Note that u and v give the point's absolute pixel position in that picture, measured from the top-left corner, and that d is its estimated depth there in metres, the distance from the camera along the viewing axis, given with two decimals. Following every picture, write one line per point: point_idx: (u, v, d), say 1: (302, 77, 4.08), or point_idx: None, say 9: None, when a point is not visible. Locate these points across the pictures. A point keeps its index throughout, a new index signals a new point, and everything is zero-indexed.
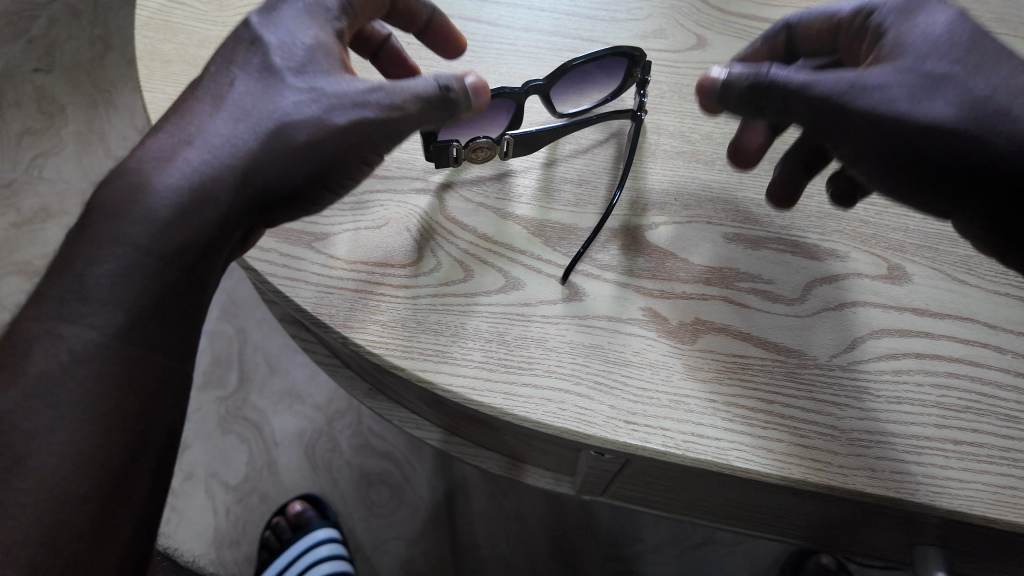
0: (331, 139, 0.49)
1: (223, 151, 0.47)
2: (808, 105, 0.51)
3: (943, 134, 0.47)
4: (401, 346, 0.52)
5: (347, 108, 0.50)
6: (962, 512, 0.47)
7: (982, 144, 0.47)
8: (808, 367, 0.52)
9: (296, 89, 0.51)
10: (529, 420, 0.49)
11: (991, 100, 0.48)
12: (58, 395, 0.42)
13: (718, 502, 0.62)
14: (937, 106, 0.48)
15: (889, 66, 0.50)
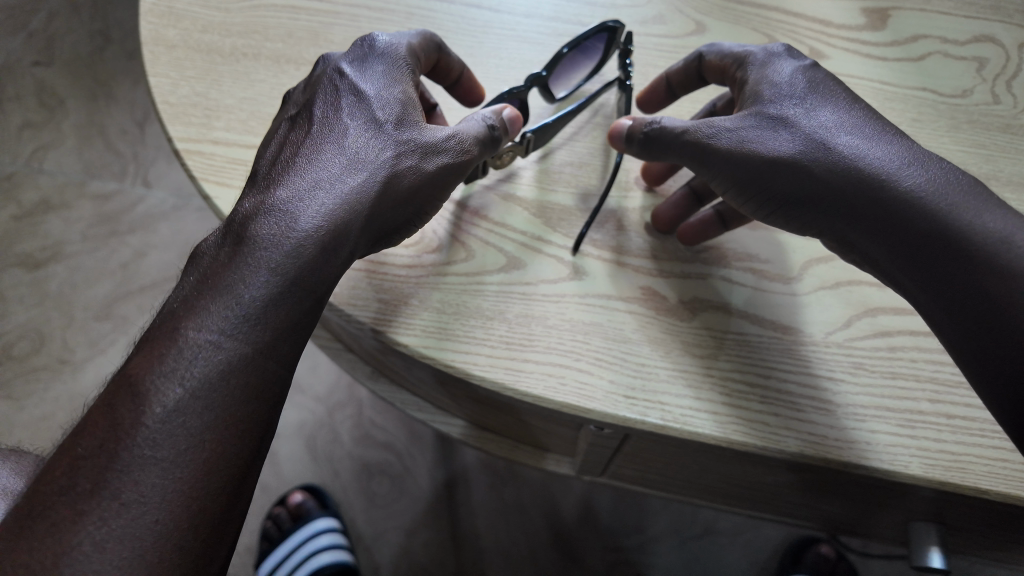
0: (436, 181, 0.50)
1: (343, 190, 0.46)
2: (683, 151, 0.52)
3: (791, 168, 0.49)
4: (403, 323, 0.53)
5: (451, 152, 0.51)
6: (955, 484, 0.47)
7: (828, 174, 0.48)
8: (805, 344, 0.53)
9: (399, 137, 0.50)
10: (530, 395, 0.50)
11: (833, 134, 0.50)
12: (204, 405, 0.39)
13: (717, 480, 0.63)
14: (782, 147, 0.50)
15: (740, 115, 0.52)
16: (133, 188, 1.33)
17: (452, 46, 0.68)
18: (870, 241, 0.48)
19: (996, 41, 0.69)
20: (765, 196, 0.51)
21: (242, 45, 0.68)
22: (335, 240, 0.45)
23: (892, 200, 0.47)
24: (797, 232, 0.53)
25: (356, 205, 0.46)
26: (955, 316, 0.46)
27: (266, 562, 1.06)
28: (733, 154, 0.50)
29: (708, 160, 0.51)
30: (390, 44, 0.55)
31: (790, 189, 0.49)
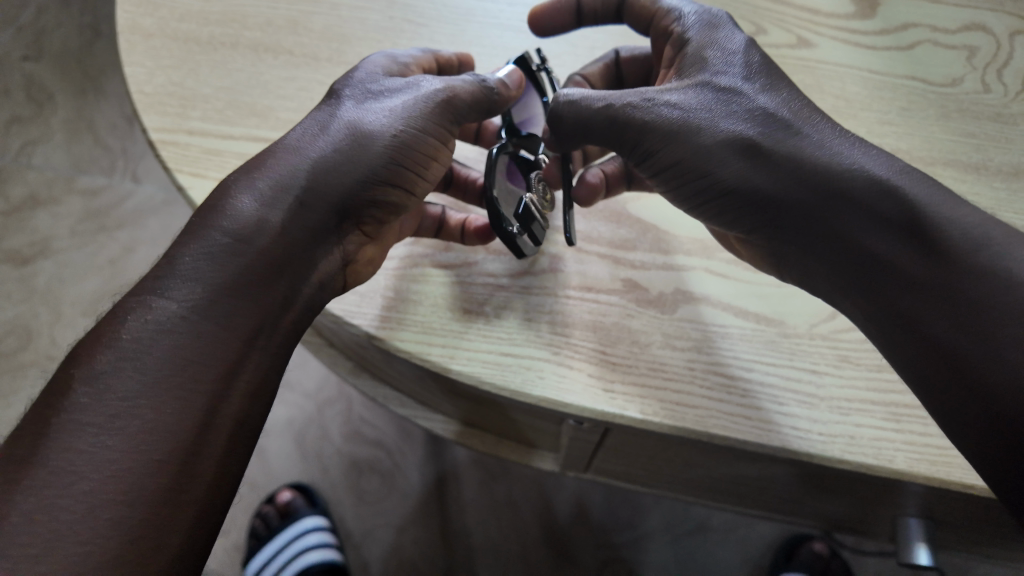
0: (409, 127, 0.48)
1: (300, 149, 0.47)
2: (609, 128, 0.49)
3: (727, 154, 0.46)
4: (379, 316, 0.51)
5: (430, 93, 0.50)
6: (941, 479, 0.46)
7: (766, 160, 0.46)
8: (788, 336, 0.52)
9: (368, 95, 0.50)
10: (507, 389, 0.49)
11: (778, 118, 0.47)
12: (141, 370, 0.38)
13: (701, 475, 0.62)
14: (720, 128, 0.47)
15: (677, 90, 0.49)
16: (121, 183, 1.32)
17: (433, 34, 0.67)
18: (808, 234, 0.46)
19: (987, 29, 0.68)
20: (699, 181, 0.48)
21: (219, 34, 0.66)
22: (281, 199, 0.45)
23: (838, 186, 0.44)
24: (731, 230, 0.50)
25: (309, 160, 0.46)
26: (892, 316, 0.43)
27: (254, 560, 1.05)
28: (671, 128, 0.47)
29: (636, 138, 0.49)
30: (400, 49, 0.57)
31: (724, 175, 0.47)
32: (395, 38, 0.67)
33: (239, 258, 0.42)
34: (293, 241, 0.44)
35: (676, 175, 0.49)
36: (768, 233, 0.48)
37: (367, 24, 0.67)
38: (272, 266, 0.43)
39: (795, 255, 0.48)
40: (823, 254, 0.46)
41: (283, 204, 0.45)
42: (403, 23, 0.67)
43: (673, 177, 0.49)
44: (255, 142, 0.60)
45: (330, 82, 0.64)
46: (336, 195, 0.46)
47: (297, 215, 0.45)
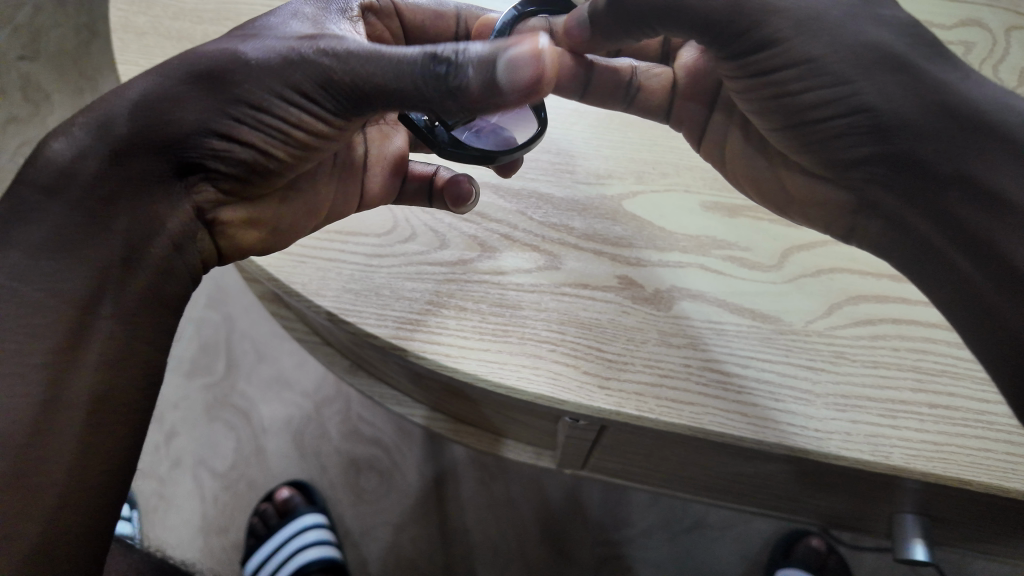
0: (242, 75, 0.43)
1: (145, 86, 0.44)
2: (690, 12, 0.48)
3: (877, 68, 0.46)
4: (375, 315, 0.51)
5: (298, 44, 0.43)
6: (936, 475, 0.46)
7: (907, 80, 0.45)
8: (784, 332, 0.52)
9: (251, 33, 0.46)
10: (501, 386, 0.49)
11: (931, 44, 0.47)
12: None
13: (698, 472, 0.62)
14: (874, 38, 0.46)
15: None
16: None
17: None
18: (920, 155, 0.46)
19: (983, 25, 0.68)
20: (831, 90, 0.47)
21: (213, 32, 0.66)
22: (98, 144, 0.44)
23: (971, 110, 0.44)
24: (845, 148, 0.49)
25: (140, 102, 0.44)
26: (973, 245, 0.44)
27: (253, 557, 1.05)
28: (805, 25, 0.46)
29: (741, 31, 0.48)
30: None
31: (865, 89, 0.46)
32: None
33: (53, 202, 0.43)
34: (117, 193, 0.44)
35: (808, 81, 0.48)
36: (891, 159, 0.47)
37: None
38: (90, 207, 0.43)
39: (896, 180, 0.47)
40: (928, 176, 0.46)
41: (108, 149, 0.44)
42: None
43: (801, 88, 0.48)
44: None
45: None
46: (165, 143, 0.44)
47: (116, 163, 0.44)
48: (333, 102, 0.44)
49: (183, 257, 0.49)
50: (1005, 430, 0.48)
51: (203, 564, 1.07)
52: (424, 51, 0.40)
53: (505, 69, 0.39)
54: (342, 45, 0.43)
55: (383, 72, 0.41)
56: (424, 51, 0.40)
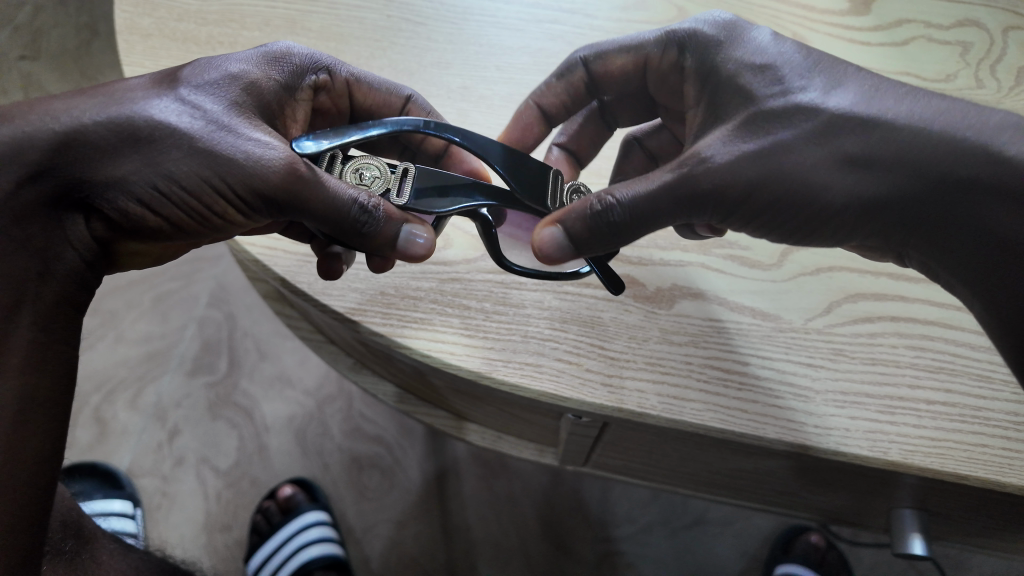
0: (164, 154, 0.44)
1: (69, 123, 0.44)
2: (673, 201, 0.45)
3: (831, 173, 0.45)
4: (379, 314, 0.52)
5: (218, 138, 0.44)
6: (934, 470, 0.47)
7: (864, 169, 0.45)
8: (785, 330, 0.52)
9: (184, 99, 0.45)
10: (506, 384, 0.49)
11: (865, 114, 0.45)
12: None
13: (698, 469, 0.63)
14: (815, 155, 0.45)
15: (740, 136, 0.46)
16: None
17: (430, 33, 0.68)
18: (913, 219, 0.46)
19: (980, 25, 0.69)
20: (801, 222, 0.47)
21: (218, 34, 0.67)
22: (11, 164, 0.43)
23: (929, 166, 0.44)
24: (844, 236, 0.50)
25: (63, 142, 0.44)
26: (988, 269, 0.46)
27: (256, 554, 1.05)
28: (756, 176, 0.45)
29: (716, 199, 0.45)
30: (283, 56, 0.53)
31: (838, 199, 0.45)
32: (392, 37, 0.67)
33: None
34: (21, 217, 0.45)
35: (773, 214, 0.47)
36: (888, 231, 0.47)
37: (366, 23, 0.68)
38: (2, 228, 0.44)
39: (912, 243, 0.48)
40: (921, 229, 0.47)
41: (21, 171, 0.44)
42: (401, 21, 0.68)
43: (772, 218, 0.47)
44: None
45: None
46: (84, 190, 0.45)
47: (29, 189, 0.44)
48: (246, 207, 0.45)
49: (82, 283, 0.49)
50: (1000, 425, 0.49)
51: (206, 560, 1.08)
52: (346, 200, 0.45)
53: (405, 238, 0.46)
54: (264, 155, 0.44)
55: (302, 198, 0.44)
56: (348, 197, 0.45)
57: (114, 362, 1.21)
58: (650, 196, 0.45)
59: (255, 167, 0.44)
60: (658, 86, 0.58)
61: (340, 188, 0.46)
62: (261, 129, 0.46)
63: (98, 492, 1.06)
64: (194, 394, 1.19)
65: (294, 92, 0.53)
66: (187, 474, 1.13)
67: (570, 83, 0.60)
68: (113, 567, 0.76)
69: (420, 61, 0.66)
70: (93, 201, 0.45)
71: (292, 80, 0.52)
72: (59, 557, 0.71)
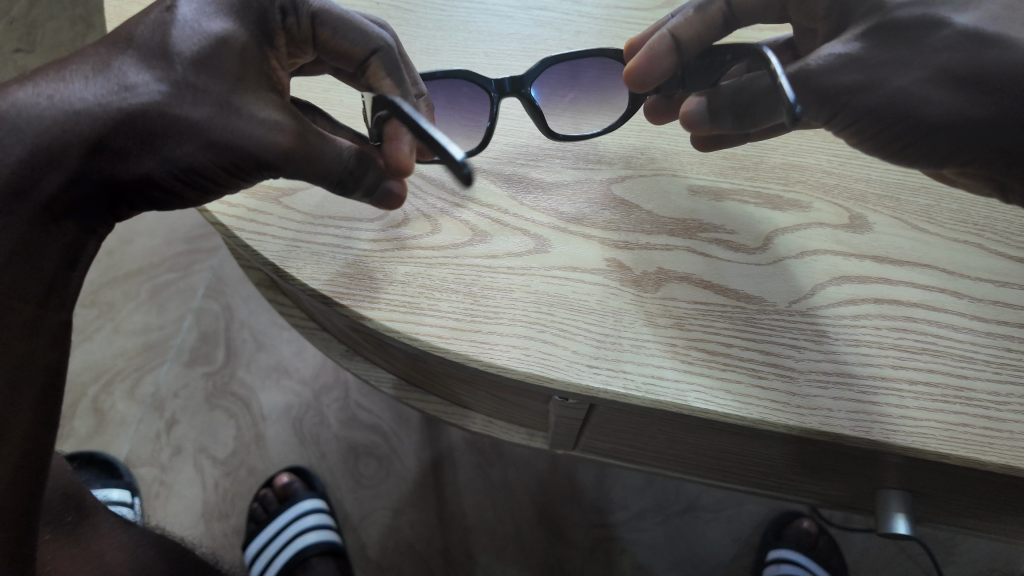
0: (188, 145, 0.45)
1: (86, 120, 0.45)
2: (796, 94, 0.54)
3: (937, 89, 0.52)
4: (368, 297, 0.52)
5: (226, 124, 0.46)
6: (914, 449, 0.48)
7: (975, 83, 0.51)
8: (768, 312, 0.53)
9: (179, 80, 0.46)
10: (492, 365, 0.50)
11: (981, 31, 0.52)
12: None
13: (685, 450, 0.64)
14: (922, 70, 0.52)
15: (864, 41, 0.53)
16: None
17: (419, 20, 0.68)
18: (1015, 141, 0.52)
19: None
20: (904, 127, 0.53)
21: None
22: (50, 171, 0.46)
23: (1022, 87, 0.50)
24: (936, 160, 0.55)
25: (88, 144, 0.45)
26: None
27: (254, 542, 1.06)
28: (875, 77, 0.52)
29: (841, 91, 0.53)
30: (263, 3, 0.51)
31: (932, 110, 0.52)
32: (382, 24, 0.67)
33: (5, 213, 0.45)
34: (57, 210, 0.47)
35: (873, 119, 0.54)
36: (987, 155, 0.53)
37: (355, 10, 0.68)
38: (44, 224, 0.48)
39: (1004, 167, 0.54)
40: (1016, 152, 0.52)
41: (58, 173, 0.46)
42: (390, 9, 0.68)
43: (875, 122, 0.54)
44: None
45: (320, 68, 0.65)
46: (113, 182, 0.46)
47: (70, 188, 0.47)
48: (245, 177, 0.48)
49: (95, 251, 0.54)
50: (981, 405, 0.49)
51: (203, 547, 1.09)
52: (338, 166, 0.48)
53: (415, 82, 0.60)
54: (270, 139, 0.46)
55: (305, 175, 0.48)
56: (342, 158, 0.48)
57: (111, 352, 1.22)
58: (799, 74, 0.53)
59: (270, 144, 0.46)
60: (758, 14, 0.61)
61: (331, 152, 0.48)
62: (257, 100, 0.47)
63: (97, 481, 1.08)
64: (190, 383, 1.20)
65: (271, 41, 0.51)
66: (184, 462, 1.13)
67: (706, 14, 0.62)
68: (111, 539, 0.77)
69: (410, 48, 0.66)
70: (119, 190, 0.48)
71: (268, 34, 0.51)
72: (51, 526, 0.74)
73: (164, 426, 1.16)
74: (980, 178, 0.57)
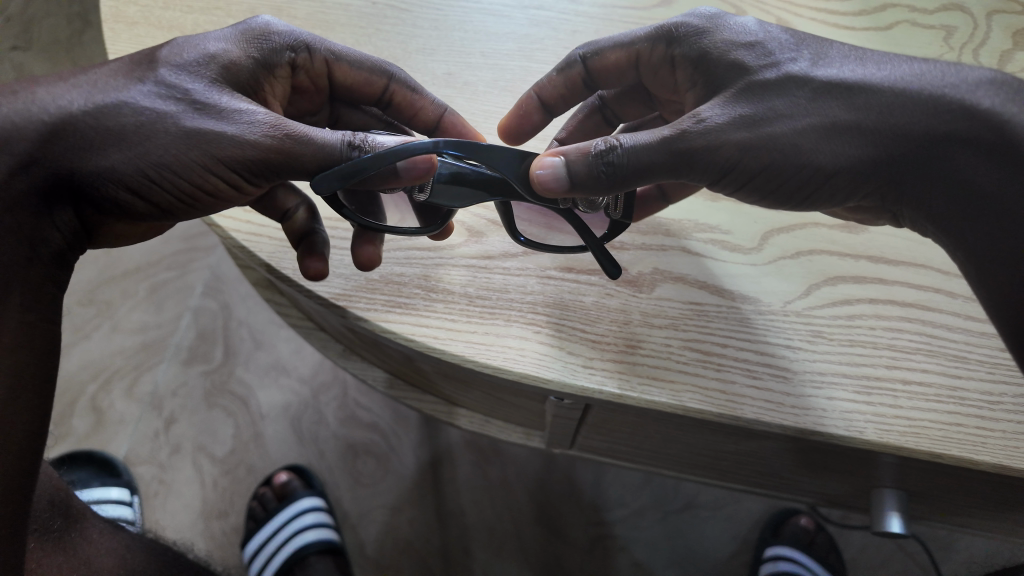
0: (154, 143, 0.47)
1: (55, 110, 0.48)
2: (661, 161, 0.46)
3: (825, 141, 0.47)
4: (364, 298, 0.52)
5: (204, 118, 0.48)
6: (909, 449, 0.48)
7: (858, 135, 0.47)
8: (764, 312, 0.53)
9: (166, 82, 0.48)
10: (487, 367, 0.50)
11: (840, 83, 0.48)
12: None
13: (681, 449, 0.64)
14: (807, 118, 0.47)
15: (735, 101, 0.48)
16: None
17: (415, 20, 0.68)
18: (923, 181, 0.48)
19: (965, 9, 0.69)
20: (801, 181, 0.48)
21: (205, 21, 0.67)
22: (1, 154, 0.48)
23: (929, 121, 0.47)
24: (846, 203, 0.50)
25: (45, 130, 0.48)
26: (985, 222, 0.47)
27: (252, 540, 1.06)
28: (746, 144, 0.47)
29: (702, 165, 0.47)
30: (266, 25, 0.55)
31: (824, 158, 0.47)
32: (379, 23, 0.67)
33: None
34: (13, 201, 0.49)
35: (763, 180, 0.49)
36: (880, 191, 0.49)
37: (351, 10, 0.68)
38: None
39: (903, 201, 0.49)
40: (910, 200, 0.49)
41: (12, 160, 0.48)
42: (386, 7, 0.68)
43: (767, 181, 0.48)
44: None
45: None
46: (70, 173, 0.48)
47: (20, 176, 0.48)
48: (232, 177, 0.48)
49: (70, 258, 0.55)
50: (975, 404, 0.50)
51: (203, 547, 1.09)
52: (337, 147, 0.48)
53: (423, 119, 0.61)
54: (255, 128, 0.47)
55: (300, 158, 0.47)
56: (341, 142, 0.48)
57: (109, 351, 1.22)
58: (650, 148, 0.46)
59: (235, 145, 0.47)
60: (652, 82, 0.58)
61: (326, 138, 0.48)
62: (242, 100, 0.49)
63: (96, 479, 1.08)
64: (190, 382, 1.20)
65: (272, 68, 0.54)
66: (183, 461, 1.14)
67: (573, 75, 0.60)
68: (102, 546, 0.78)
69: (406, 48, 0.66)
70: (77, 186, 0.49)
71: (270, 58, 0.54)
72: (46, 534, 0.74)
73: (161, 425, 1.16)
74: (874, 210, 0.53)
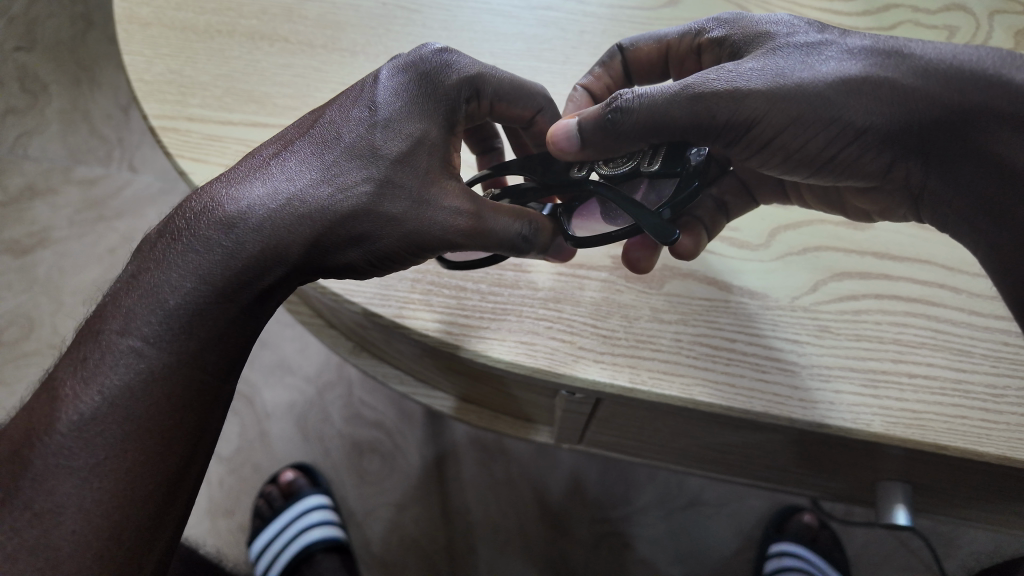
0: (380, 232, 0.46)
1: (316, 208, 0.45)
2: (677, 113, 0.47)
3: (858, 99, 0.47)
4: (378, 295, 0.53)
5: (424, 214, 0.47)
6: (914, 442, 0.49)
7: (888, 95, 0.46)
8: (771, 307, 0.54)
9: (393, 179, 0.47)
10: (502, 362, 0.51)
11: (884, 49, 0.47)
12: (123, 417, 0.42)
13: (689, 443, 0.65)
14: (836, 74, 0.47)
15: (765, 56, 0.49)
16: (118, 172, 1.27)
17: (426, 20, 0.69)
18: (947, 146, 0.47)
19: (967, 9, 0.70)
20: (827, 140, 0.49)
21: (217, 22, 0.68)
22: (276, 259, 0.44)
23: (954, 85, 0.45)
24: (872, 167, 0.51)
25: (310, 232, 0.45)
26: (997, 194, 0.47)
27: (259, 537, 1.07)
28: (769, 97, 0.47)
29: (715, 119, 0.48)
30: (444, 64, 0.51)
31: (853, 116, 0.47)
32: (389, 23, 0.68)
33: (215, 299, 0.44)
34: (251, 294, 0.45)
35: (787, 137, 0.49)
36: (904, 153, 0.49)
37: (362, 10, 0.69)
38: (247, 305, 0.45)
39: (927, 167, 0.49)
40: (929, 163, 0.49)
41: (272, 263, 0.44)
42: (396, 8, 0.69)
43: (789, 138, 0.49)
44: (256, 128, 0.62)
45: (326, 68, 0.65)
46: (300, 265, 0.46)
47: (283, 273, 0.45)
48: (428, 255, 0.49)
49: None
50: (979, 397, 0.50)
51: (209, 545, 1.10)
52: (515, 235, 0.49)
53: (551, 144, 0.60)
54: (456, 219, 0.47)
55: (489, 243, 0.49)
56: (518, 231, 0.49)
57: None
58: (665, 99, 0.47)
59: (449, 234, 0.47)
60: (679, 75, 0.60)
61: (507, 221, 0.49)
62: (448, 194, 0.48)
63: None
64: None
65: (451, 122, 0.51)
66: None
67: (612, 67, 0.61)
68: None
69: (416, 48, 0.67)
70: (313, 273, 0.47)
71: (450, 114, 0.50)
72: None
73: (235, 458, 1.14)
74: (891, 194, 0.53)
